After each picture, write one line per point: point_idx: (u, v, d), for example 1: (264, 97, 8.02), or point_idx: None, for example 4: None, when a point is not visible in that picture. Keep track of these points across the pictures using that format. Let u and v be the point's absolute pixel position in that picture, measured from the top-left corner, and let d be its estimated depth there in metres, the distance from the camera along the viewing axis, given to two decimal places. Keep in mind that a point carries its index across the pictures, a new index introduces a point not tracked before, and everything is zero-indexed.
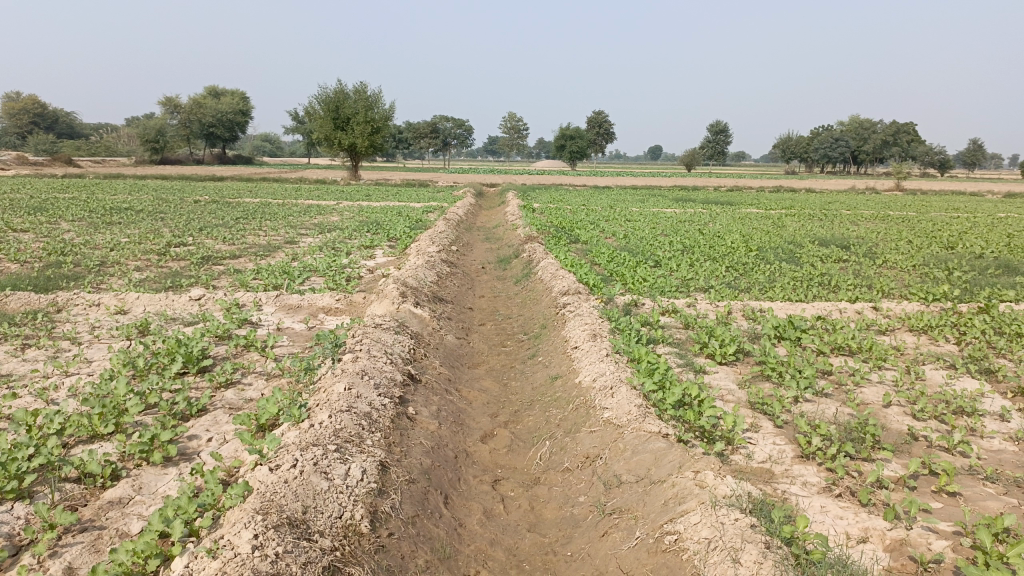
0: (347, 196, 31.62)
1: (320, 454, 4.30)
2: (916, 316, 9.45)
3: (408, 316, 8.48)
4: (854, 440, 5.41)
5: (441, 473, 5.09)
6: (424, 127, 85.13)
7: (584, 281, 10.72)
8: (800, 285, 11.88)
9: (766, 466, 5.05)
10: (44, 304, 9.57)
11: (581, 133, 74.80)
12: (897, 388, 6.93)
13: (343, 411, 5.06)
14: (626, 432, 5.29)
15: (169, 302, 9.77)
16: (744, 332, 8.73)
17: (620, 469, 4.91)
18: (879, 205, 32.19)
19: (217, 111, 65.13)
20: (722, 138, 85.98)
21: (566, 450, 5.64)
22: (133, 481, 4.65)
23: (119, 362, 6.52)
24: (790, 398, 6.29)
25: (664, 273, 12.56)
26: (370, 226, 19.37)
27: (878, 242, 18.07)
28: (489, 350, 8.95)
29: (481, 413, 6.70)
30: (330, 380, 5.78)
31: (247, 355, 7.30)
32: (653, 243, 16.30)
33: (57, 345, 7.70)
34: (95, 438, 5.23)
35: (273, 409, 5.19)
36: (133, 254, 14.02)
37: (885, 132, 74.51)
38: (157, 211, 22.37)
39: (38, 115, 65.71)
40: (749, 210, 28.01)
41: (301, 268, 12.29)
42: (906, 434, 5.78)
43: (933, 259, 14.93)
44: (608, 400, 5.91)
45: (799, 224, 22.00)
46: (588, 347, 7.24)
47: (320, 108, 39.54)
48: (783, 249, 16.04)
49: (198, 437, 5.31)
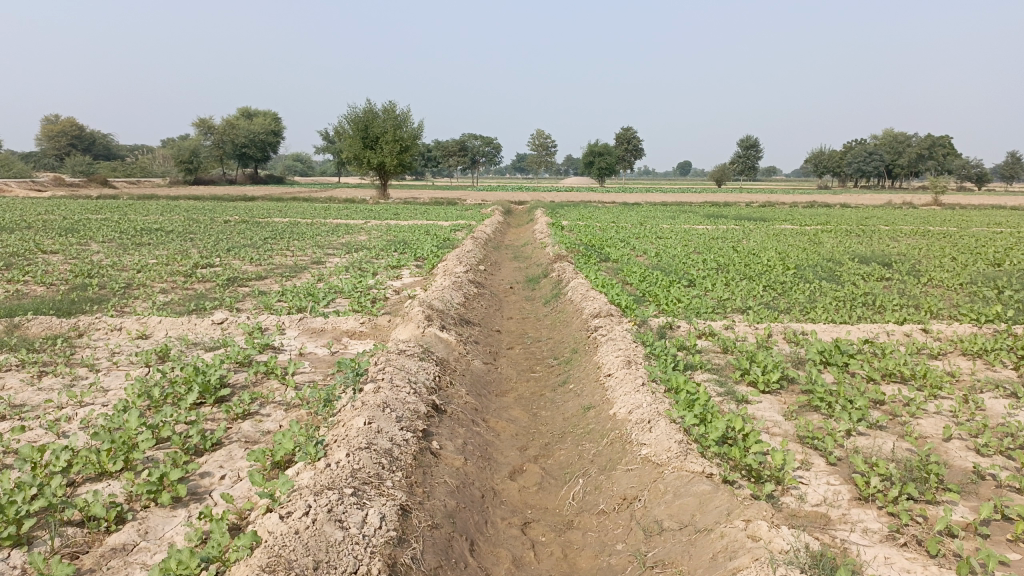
0: (376, 215, 31.53)
1: (336, 500, 3.96)
2: (970, 339, 8.92)
3: (433, 341, 8.15)
4: (915, 480, 4.96)
5: (466, 515, 4.75)
6: (453, 145, 85.64)
7: (616, 302, 10.36)
8: (841, 305, 11.40)
9: (820, 509, 4.63)
10: (66, 329, 9.40)
11: (609, 149, 74.42)
12: (956, 420, 6.44)
13: (362, 448, 4.72)
14: (666, 472, 4.91)
15: (191, 326, 9.55)
16: (787, 356, 8.28)
17: (661, 514, 4.53)
18: (917, 220, 31.48)
19: (249, 131, 65.85)
20: (753, 153, 84.94)
21: (602, 489, 5.25)
22: (140, 525, 4.35)
23: (133, 392, 6.25)
24: (842, 432, 5.85)
25: (700, 293, 12.15)
26: (397, 245, 19.17)
27: (920, 259, 17.40)
28: (517, 376, 8.61)
29: (509, 446, 6.34)
30: (349, 413, 5.43)
31: (267, 383, 7.01)
32: (687, 262, 15.85)
33: (74, 372, 7.48)
34: (104, 476, 4.94)
35: (289, 444, 4.89)
36: (159, 275, 13.91)
37: (920, 145, 73.31)
38: (186, 232, 22.37)
39: (75, 137, 66.91)
40: (784, 225, 27.46)
41: (326, 289, 12.05)
42: (971, 472, 5.32)
43: (980, 277, 14.32)
44: (646, 435, 5.50)
45: (837, 241, 21.34)
46: (622, 375, 6.85)
47: (349, 127, 39.64)
48: (822, 267, 15.53)
49: (211, 475, 5.03)
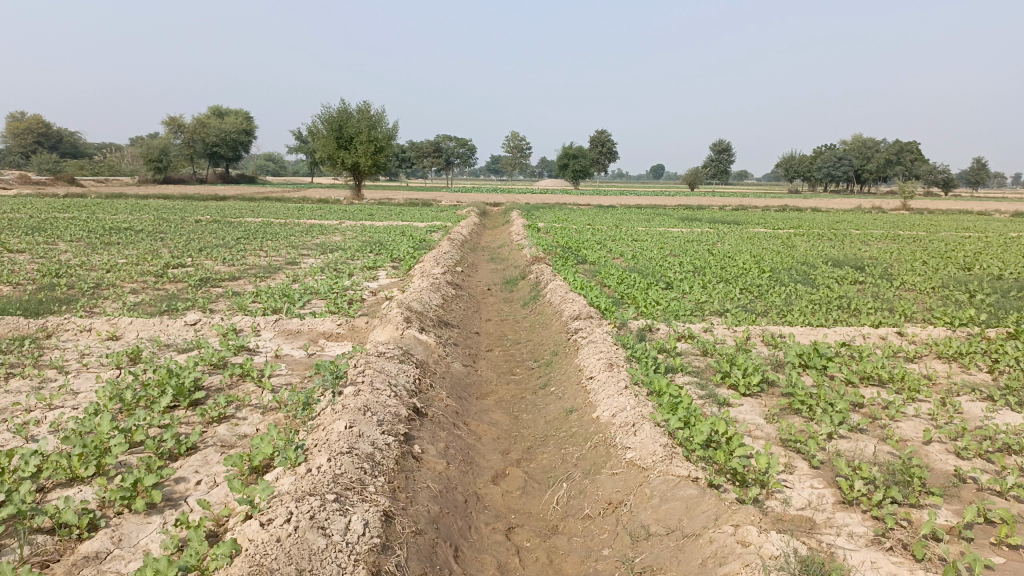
0: (350, 216, 31.33)
1: (318, 506, 3.86)
2: (945, 343, 9.00)
3: (412, 343, 8.06)
4: (899, 484, 4.97)
5: (450, 521, 4.67)
6: (428, 146, 85.32)
7: (595, 305, 10.32)
8: (817, 309, 11.47)
9: (806, 513, 4.61)
10: (33, 330, 9.16)
11: (584, 152, 74.61)
12: (935, 423, 6.48)
13: (344, 453, 4.62)
14: (652, 476, 4.87)
15: (163, 327, 9.36)
16: (766, 359, 8.29)
17: (647, 519, 4.49)
18: (888, 224, 31.92)
19: (221, 130, 65.07)
20: (726, 158, 85.69)
21: (586, 493, 5.20)
22: (113, 532, 4.21)
23: (105, 395, 6.09)
24: (824, 435, 5.86)
25: (678, 295, 12.16)
26: (372, 246, 19.01)
27: (892, 263, 17.59)
28: (497, 379, 8.54)
29: (491, 449, 6.27)
30: (329, 416, 5.32)
31: (242, 386, 6.87)
32: (663, 264, 15.88)
33: (43, 374, 7.28)
34: (75, 482, 4.79)
35: (267, 449, 4.77)
36: (129, 275, 13.63)
37: (888, 151, 74.46)
38: (157, 231, 22.00)
39: (42, 134, 65.72)
40: (757, 229, 27.67)
41: (302, 290, 11.89)
42: (952, 475, 5.34)
43: (951, 281, 14.51)
44: (631, 438, 5.45)
45: (810, 245, 21.53)
46: (604, 378, 6.81)
47: (323, 127, 39.30)
48: (797, 270, 15.62)
49: (186, 480, 4.90)
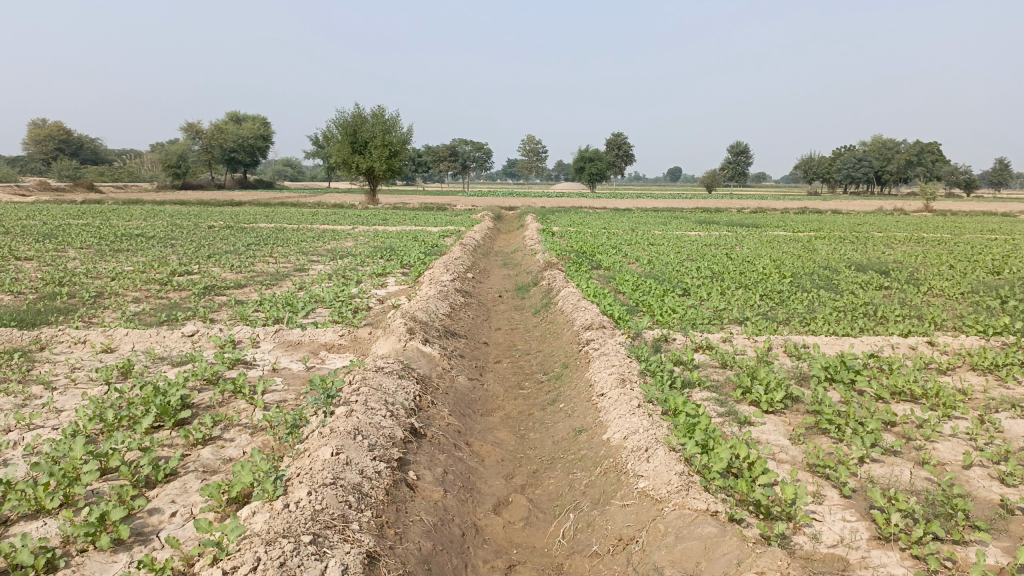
0: (363, 220, 31.02)
1: (291, 550, 3.47)
2: (980, 353, 8.47)
3: (415, 356, 7.65)
4: (939, 517, 4.50)
5: (443, 560, 4.27)
6: (445, 151, 85.07)
7: (608, 313, 9.88)
8: (843, 316, 10.96)
9: (838, 552, 4.16)
10: (26, 342, 8.84)
11: (601, 155, 73.99)
12: (974, 443, 5.97)
13: (327, 485, 4.21)
14: (667, 509, 4.44)
15: (160, 339, 9.04)
16: (790, 372, 7.80)
17: (661, 560, 4.05)
18: (911, 226, 31.27)
19: (238, 136, 65.18)
20: (744, 159, 84.86)
21: (595, 527, 4.77)
22: (73, 573, 3.84)
23: (85, 416, 5.74)
24: (855, 459, 5.39)
25: (696, 302, 11.69)
26: (383, 251, 18.64)
27: (918, 267, 16.98)
28: (505, 393, 8.13)
29: (494, 473, 5.86)
30: (316, 442, 4.91)
31: (234, 403, 6.49)
32: (680, 270, 15.39)
33: (28, 390, 6.94)
34: (40, 514, 4.42)
35: (247, 478, 4.38)
36: (133, 284, 13.33)
37: (909, 151, 73.35)
38: (168, 238, 21.77)
39: (62, 141, 66.15)
40: (777, 232, 27.13)
41: (306, 299, 11.53)
42: (997, 506, 4.86)
43: (981, 286, 13.92)
44: (643, 465, 5.01)
45: (832, 248, 20.90)
46: (616, 396, 6.37)
47: (338, 132, 39.04)
48: (819, 275, 15.08)
49: (161, 512, 4.53)
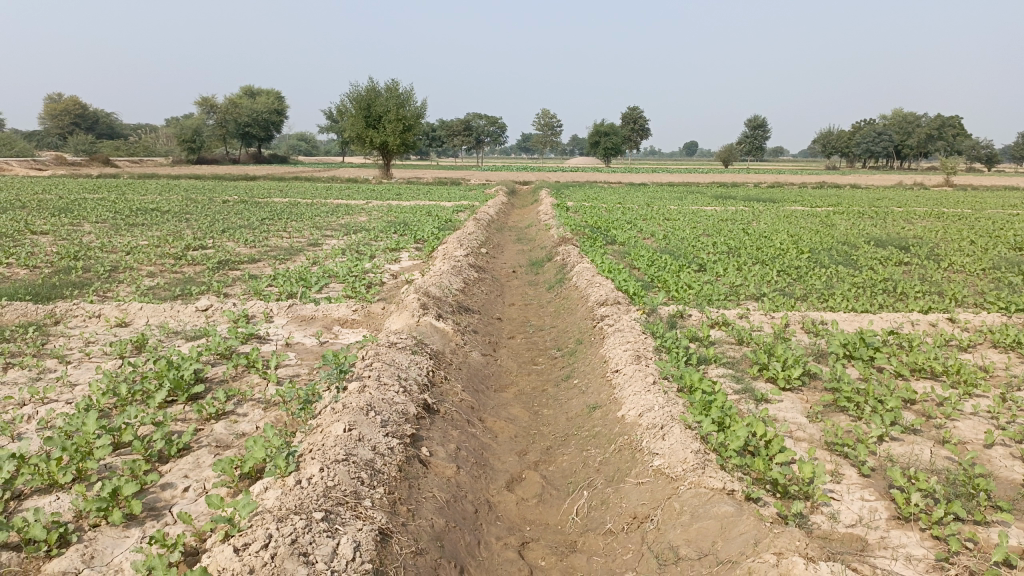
0: (377, 195, 30.96)
1: (302, 527, 3.44)
2: (1002, 330, 8.32)
3: (428, 332, 7.60)
4: (960, 497, 4.42)
5: (456, 537, 4.24)
6: (459, 125, 84.64)
7: (623, 288, 9.78)
8: (862, 292, 10.80)
9: (856, 532, 4.09)
10: (41, 316, 8.87)
11: (616, 129, 73.35)
12: (996, 422, 5.86)
13: (339, 462, 4.18)
14: (682, 488, 4.38)
15: (173, 313, 9.03)
16: (808, 349, 7.69)
17: (676, 539, 4.00)
18: (931, 201, 30.83)
19: (253, 110, 65.09)
20: (761, 134, 83.90)
21: (609, 505, 4.72)
22: (85, 548, 3.83)
23: (99, 390, 5.73)
24: (874, 437, 5.29)
25: (712, 278, 11.56)
26: (397, 226, 18.57)
27: (938, 242, 16.73)
28: (518, 369, 8.08)
29: (507, 450, 5.82)
30: (329, 417, 4.87)
31: (247, 377, 6.48)
32: (696, 245, 15.23)
33: (42, 364, 6.96)
34: (53, 488, 4.42)
35: (259, 453, 4.36)
36: (148, 258, 13.34)
37: (930, 126, 72.23)
38: (183, 212, 21.79)
39: (78, 115, 66.30)
40: (795, 207, 26.82)
41: (320, 273, 11.49)
42: (1019, 487, 4.76)
43: (1003, 262, 13.67)
44: (658, 443, 4.95)
45: (850, 223, 20.62)
46: (631, 372, 6.30)
47: (352, 106, 38.86)
48: (837, 251, 14.89)
49: (173, 486, 4.52)
